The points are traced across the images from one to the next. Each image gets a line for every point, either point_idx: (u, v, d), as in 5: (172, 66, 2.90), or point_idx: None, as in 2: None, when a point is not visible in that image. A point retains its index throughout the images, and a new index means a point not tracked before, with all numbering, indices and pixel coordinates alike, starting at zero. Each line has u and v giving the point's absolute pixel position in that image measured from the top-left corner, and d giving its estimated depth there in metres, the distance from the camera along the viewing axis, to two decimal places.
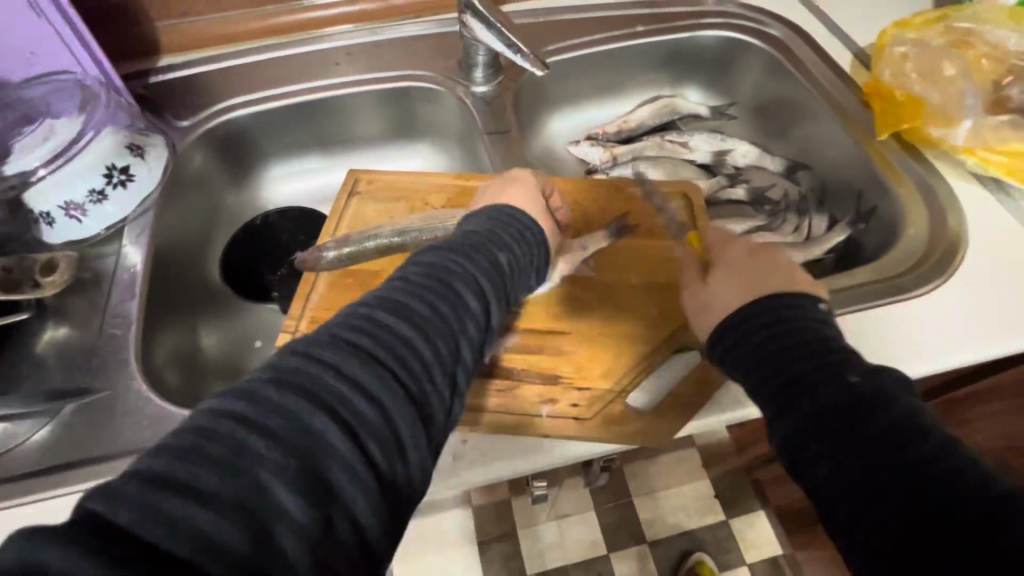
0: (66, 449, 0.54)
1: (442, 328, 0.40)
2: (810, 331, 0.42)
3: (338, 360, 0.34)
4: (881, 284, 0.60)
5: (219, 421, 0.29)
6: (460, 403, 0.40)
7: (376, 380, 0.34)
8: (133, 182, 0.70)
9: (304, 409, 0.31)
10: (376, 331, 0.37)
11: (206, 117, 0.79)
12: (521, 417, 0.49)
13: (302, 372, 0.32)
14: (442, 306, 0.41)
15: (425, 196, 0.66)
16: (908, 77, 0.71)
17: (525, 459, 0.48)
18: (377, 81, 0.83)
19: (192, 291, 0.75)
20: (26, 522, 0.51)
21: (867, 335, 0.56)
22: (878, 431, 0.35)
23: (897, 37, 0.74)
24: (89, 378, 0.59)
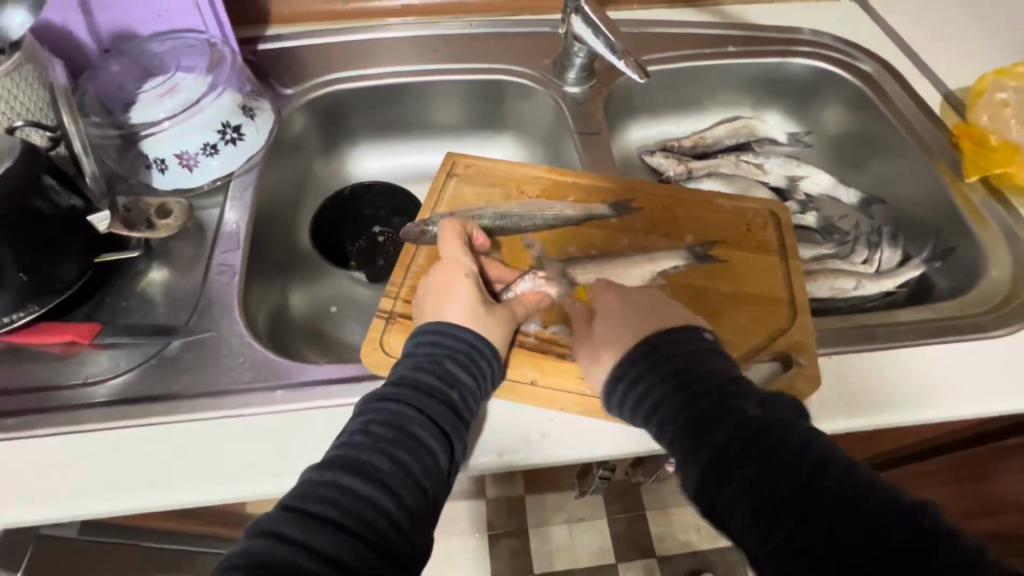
0: (171, 381, 0.58)
1: (400, 404, 0.47)
2: (705, 364, 0.48)
3: (343, 474, 0.42)
4: (963, 320, 0.61)
5: (268, 523, 0.39)
6: (435, 451, 0.46)
7: (376, 477, 0.42)
8: (243, 141, 0.73)
9: (332, 519, 0.40)
10: (361, 439, 0.44)
11: (312, 87, 0.83)
12: (611, 404, 0.52)
13: (327, 492, 0.41)
14: (396, 384, 0.48)
15: (519, 184, 0.68)
16: (1006, 122, 0.75)
17: (612, 440, 0.53)
18: (472, 72, 0.86)
19: (281, 252, 0.79)
20: (130, 443, 0.54)
21: (947, 368, 0.58)
22: (787, 464, 0.41)
23: (997, 83, 0.77)
24: (194, 318, 0.62)
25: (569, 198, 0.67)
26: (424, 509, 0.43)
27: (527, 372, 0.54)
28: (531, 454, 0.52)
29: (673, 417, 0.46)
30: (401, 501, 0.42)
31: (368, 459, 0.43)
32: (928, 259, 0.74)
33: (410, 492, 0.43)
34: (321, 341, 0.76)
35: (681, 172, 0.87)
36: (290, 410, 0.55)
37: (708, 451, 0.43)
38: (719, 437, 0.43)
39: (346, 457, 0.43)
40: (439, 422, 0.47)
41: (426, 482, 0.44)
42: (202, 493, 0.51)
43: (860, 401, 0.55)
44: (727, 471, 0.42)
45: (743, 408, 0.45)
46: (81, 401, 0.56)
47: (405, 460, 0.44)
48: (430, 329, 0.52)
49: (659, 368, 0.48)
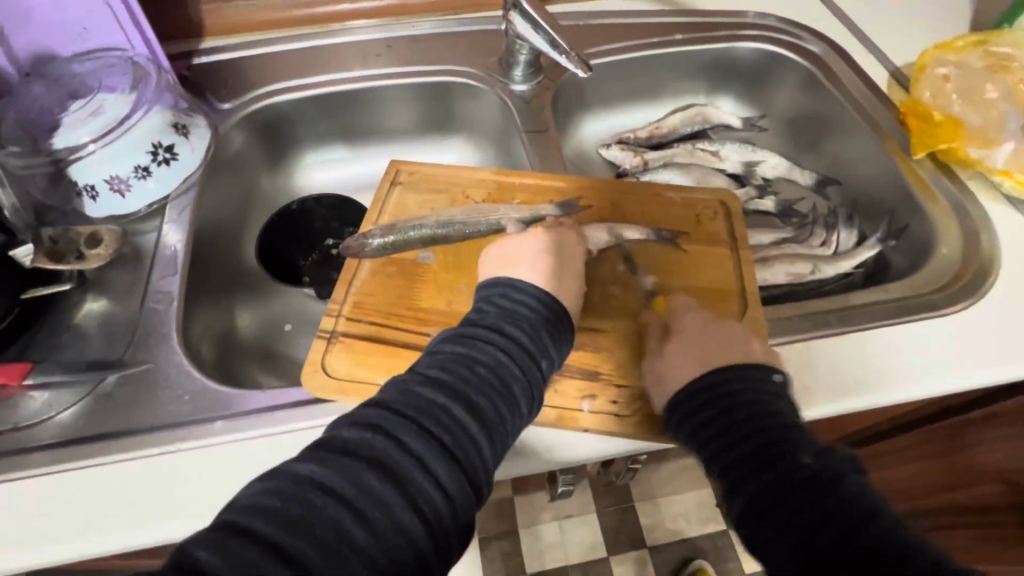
0: (108, 418, 0.55)
1: (500, 356, 0.45)
2: (759, 401, 0.45)
3: (400, 429, 0.39)
4: (914, 300, 0.60)
5: (336, 455, 0.37)
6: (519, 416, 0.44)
7: (430, 441, 0.39)
8: (177, 161, 0.70)
9: (378, 479, 0.36)
10: (460, 380, 0.43)
11: (250, 100, 0.80)
12: (561, 412, 0.51)
13: (375, 446, 0.38)
14: (494, 332, 0.47)
15: (465, 189, 0.66)
16: (948, 97, 0.74)
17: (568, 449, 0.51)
18: (417, 74, 0.84)
19: (226, 273, 0.76)
20: (64, 488, 0.51)
21: (899, 349, 0.57)
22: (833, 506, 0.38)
23: (938, 58, 0.77)
24: (131, 350, 0.60)
25: (516, 201, 0.65)
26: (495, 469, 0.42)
27: None
28: None
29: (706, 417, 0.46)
30: (482, 457, 0.41)
31: (459, 404, 0.42)
32: (882, 238, 0.73)
33: (491, 450, 0.42)
34: (274, 362, 0.73)
35: (636, 165, 0.86)
36: (231, 441, 0.53)
37: (755, 446, 0.43)
38: (760, 440, 0.43)
39: (399, 415, 0.40)
40: (498, 395, 0.44)
41: (506, 440, 0.43)
42: (141, 536, 0.48)
43: (811, 389, 0.54)
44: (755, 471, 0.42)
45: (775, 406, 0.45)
46: (13, 447, 0.54)
47: (456, 428, 0.41)
48: (490, 300, 0.50)
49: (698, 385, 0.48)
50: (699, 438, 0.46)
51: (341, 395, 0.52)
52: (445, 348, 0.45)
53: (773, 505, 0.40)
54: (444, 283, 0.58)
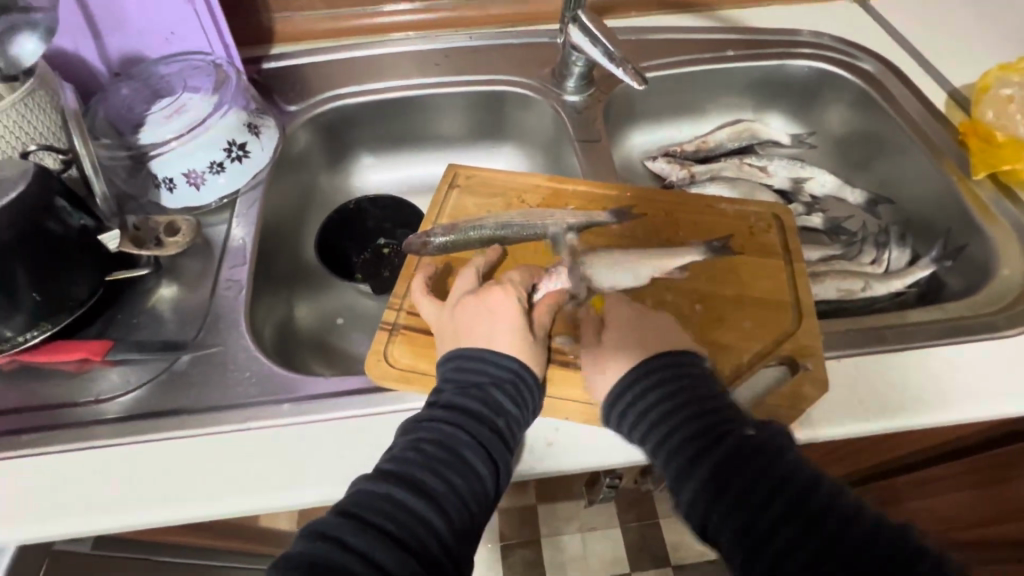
0: (179, 395, 0.59)
1: (485, 397, 0.49)
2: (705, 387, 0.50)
3: (406, 482, 0.44)
4: (974, 320, 0.60)
5: (356, 510, 0.42)
6: (512, 453, 0.49)
7: (433, 495, 0.44)
8: (249, 159, 0.74)
9: (389, 528, 0.41)
10: (451, 428, 0.47)
11: (316, 103, 0.84)
12: None
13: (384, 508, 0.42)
14: (478, 375, 0.50)
15: (520, 194, 0.68)
16: (1012, 119, 0.74)
17: (621, 449, 0.51)
18: (474, 83, 0.87)
19: (286, 267, 0.80)
20: (137, 458, 0.54)
21: (960, 370, 0.56)
22: (842, 520, 0.41)
23: (1002, 79, 0.77)
24: (202, 333, 0.63)
25: (570, 207, 0.67)
26: (493, 502, 0.47)
27: None
28: (537, 464, 0.51)
29: (667, 447, 0.47)
30: (479, 494, 0.46)
31: (454, 450, 0.46)
32: (938, 258, 0.71)
33: (487, 486, 0.46)
34: (328, 353, 0.76)
35: (683, 177, 0.87)
36: (295, 422, 0.55)
37: (737, 484, 0.44)
38: (744, 475, 0.44)
39: (403, 473, 0.44)
40: (492, 445, 0.47)
41: (501, 475, 0.47)
42: (213, 506, 0.51)
43: (861, 402, 0.54)
44: (729, 466, 0.45)
45: (741, 433, 0.46)
46: (92, 418, 0.57)
47: (456, 485, 0.45)
48: (476, 351, 0.51)
49: (637, 396, 0.50)
50: (661, 420, 0.48)
51: (400, 384, 0.55)
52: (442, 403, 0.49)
53: (767, 547, 0.41)
54: None
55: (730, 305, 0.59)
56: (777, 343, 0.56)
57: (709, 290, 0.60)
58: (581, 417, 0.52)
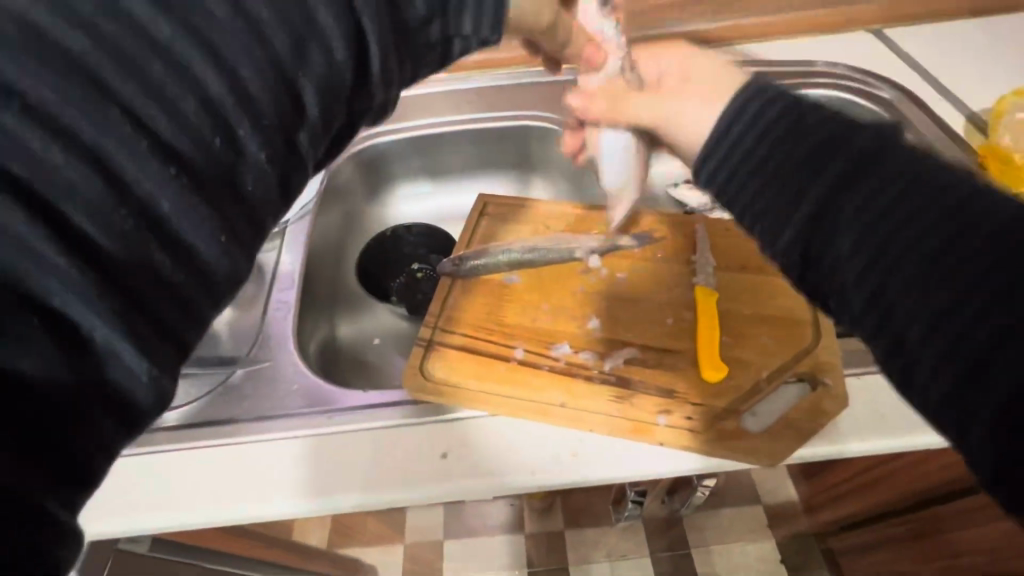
0: (231, 406, 0.64)
1: (252, 43, 0.33)
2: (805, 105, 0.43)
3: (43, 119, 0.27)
4: None
5: None
6: (315, 53, 0.35)
7: (99, 286, 0.28)
8: (298, 190, 0.82)
9: None
10: (201, 36, 0.31)
11: (358, 140, 0.91)
12: (637, 424, 0.53)
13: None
14: (279, 22, 0.34)
15: (547, 221, 0.73)
16: None
17: (643, 460, 0.53)
18: (503, 119, 0.93)
19: (326, 290, 0.86)
20: (191, 463, 0.58)
21: None
22: (908, 174, 0.36)
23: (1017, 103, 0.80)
24: (254, 349, 0.69)
25: (593, 232, 0.71)
26: (318, 90, 0.36)
27: (555, 395, 0.56)
28: (562, 474, 0.53)
29: (776, 163, 0.41)
30: (259, 64, 0.33)
31: (182, 62, 0.31)
32: None
33: (281, 74, 0.34)
34: (365, 370, 0.81)
35: (704, 204, 0.91)
36: (333, 433, 0.58)
37: (835, 168, 0.38)
38: (813, 158, 0.40)
39: (101, 50, 0.29)
40: (301, 71, 0.35)
41: (328, 71, 0.36)
42: (258, 507, 0.55)
43: (889, 420, 0.54)
44: (802, 198, 0.39)
45: (793, 144, 0.41)
46: (148, 424, 0.61)
47: (184, 128, 0.31)
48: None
49: (762, 111, 0.44)
50: (756, 203, 0.42)
51: (436, 397, 0.57)
52: (57, 79, 0.28)
53: (876, 256, 0.35)
54: (530, 303, 0.64)
55: (751, 324, 0.61)
56: (795, 359, 0.58)
57: (728, 308, 0.62)
58: (606, 429, 0.54)
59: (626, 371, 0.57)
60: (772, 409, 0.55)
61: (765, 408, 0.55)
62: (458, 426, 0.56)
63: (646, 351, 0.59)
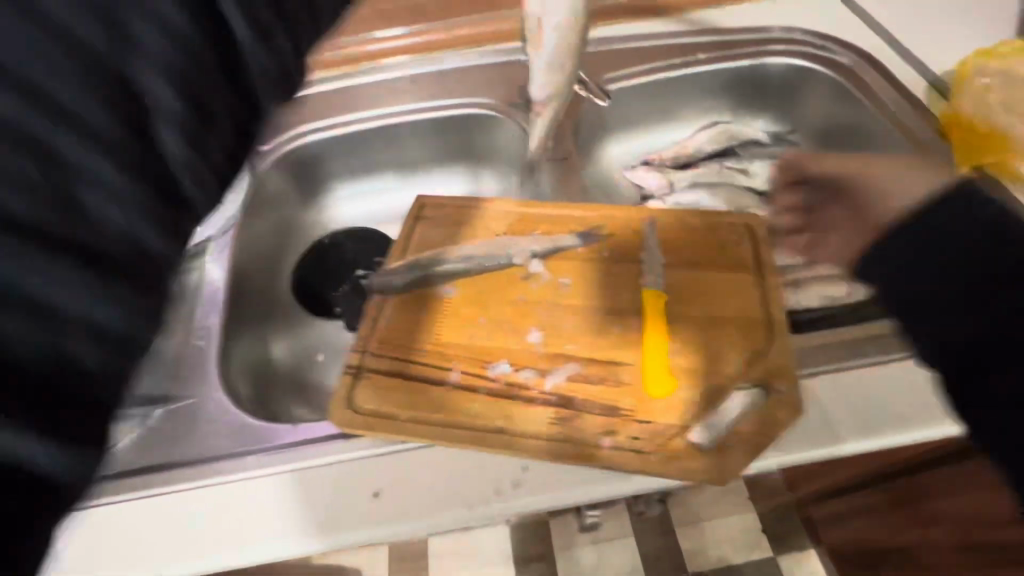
0: (153, 450, 0.57)
1: None
2: None
3: None
4: None
5: None
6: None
7: None
8: (217, 202, 0.74)
9: None
10: None
11: (286, 140, 0.84)
12: (579, 449, 0.49)
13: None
14: None
15: (484, 221, 0.68)
16: (993, 106, 0.72)
17: (592, 487, 0.50)
18: (443, 108, 0.86)
19: (261, 306, 0.80)
20: (107, 520, 0.52)
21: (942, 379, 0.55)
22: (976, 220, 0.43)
23: (978, 65, 0.74)
24: (176, 384, 0.63)
25: (537, 231, 0.66)
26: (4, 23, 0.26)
27: (494, 418, 0.51)
28: (505, 504, 0.50)
29: None
30: None
31: None
32: None
33: None
34: (305, 391, 0.76)
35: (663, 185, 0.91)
36: (262, 477, 0.53)
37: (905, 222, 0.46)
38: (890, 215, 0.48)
39: None
40: None
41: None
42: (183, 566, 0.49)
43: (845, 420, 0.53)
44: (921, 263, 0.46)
45: None
46: None
47: None
48: None
49: None
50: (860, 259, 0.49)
51: (366, 430, 0.52)
52: None
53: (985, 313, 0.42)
54: (467, 317, 0.59)
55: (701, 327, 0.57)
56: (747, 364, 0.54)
57: (680, 311, 0.58)
58: (545, 455, 0.50)
59: (570, 390, 0.53)
60: (723, 421, 0.52)
61: (717, 418, 0.51)
62: (390, 460, 0.52)
63: (589, 364, 0.55)
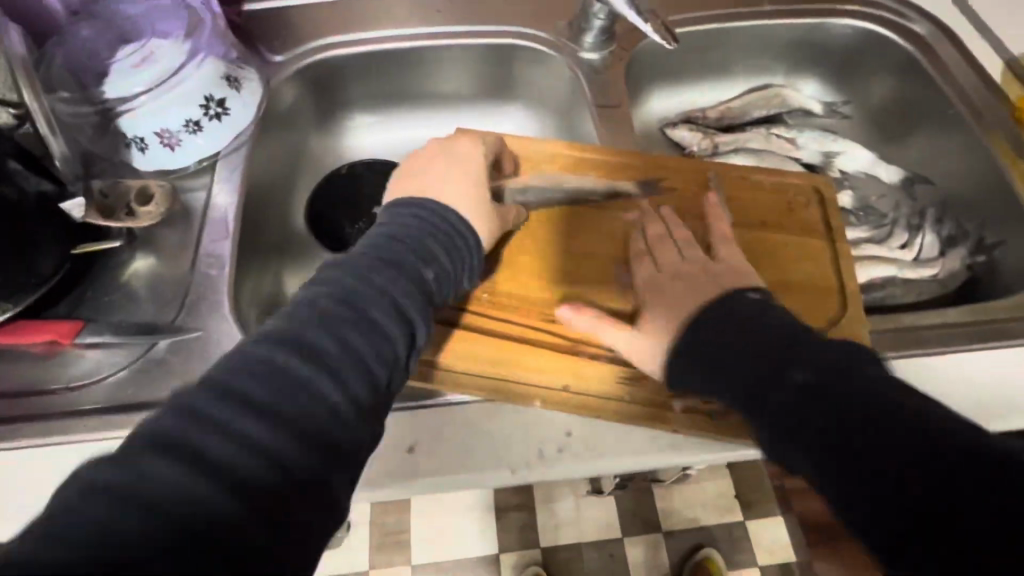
0: (156, 385, 0.54)
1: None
2: None
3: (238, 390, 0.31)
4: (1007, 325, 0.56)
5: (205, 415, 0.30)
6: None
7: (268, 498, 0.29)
8: (228, 116, 0.67)
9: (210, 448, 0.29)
10: None
11: (300, 55, 0.75)
12: (651, 410, 0.50)
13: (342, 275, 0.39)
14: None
15: (537, 163, 0.62)
16: None
17: (657, 453, 0.49)
18: (483, 33, 0.78)
19: (275, 238, 0.73)
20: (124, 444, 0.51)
21: (990, 395, 0.52)
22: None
23: None
24: (182, 315, 0.58)
25: (590, 178, 0.61)
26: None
27: (558, 377, 0.51)
28: (550, 469, 0.48)
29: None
30: None
31: None
32: (969, 254, 0.71)
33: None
34: None
35: (706, 147, 0.81)
36: None
37: None
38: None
39: None
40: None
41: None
42: None
43: (942, 396, 0.52)
44: None
45: None
46: (67, 408, 0.53)
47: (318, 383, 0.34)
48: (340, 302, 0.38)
49: None
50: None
51: (414, 380, 0.51)
52: None
53: None
54: (525, 266, 0.56)
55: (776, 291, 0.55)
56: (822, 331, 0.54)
57: (750, 274, 0.56)
58: (596, 412, 0.50)
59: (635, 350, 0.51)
60: None
61: None
62: (435, 412, 0.50)
63: None
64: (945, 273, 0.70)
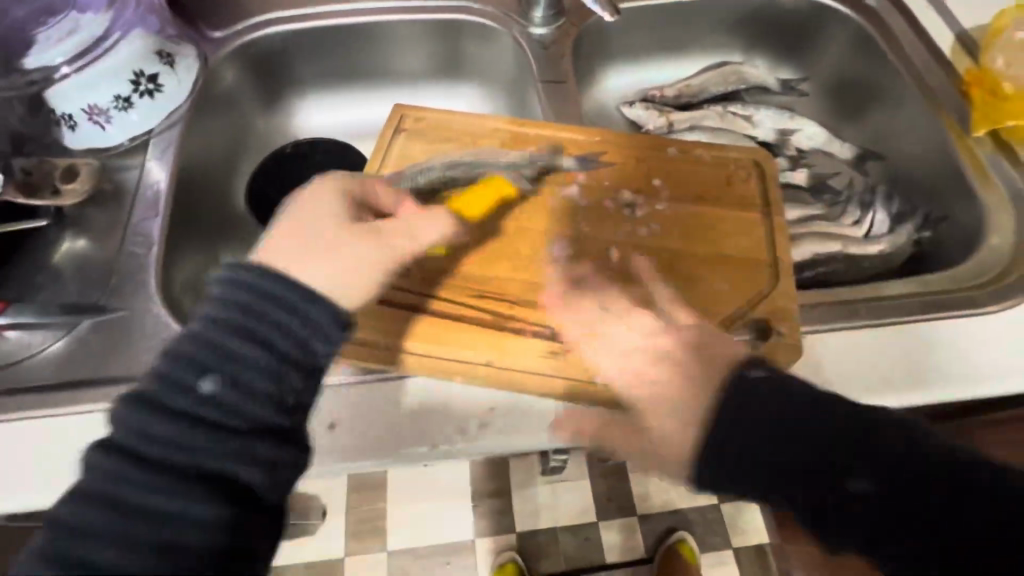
0: (79, 365, 0.53)
1: None
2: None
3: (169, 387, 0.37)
4: (931, 298, 0.56)
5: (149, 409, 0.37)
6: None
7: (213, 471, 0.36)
8: (161, 93, 0.66)
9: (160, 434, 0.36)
10: None
11: (241, 31, 0.73)
12: (574, 385, 0.49)
13: (233, 314, 0.40)
14: None
15: (475, 138, 0.61)
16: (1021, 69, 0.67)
17: None
18: (429, 8, 0.76)
19: (215, 219, 0.71)
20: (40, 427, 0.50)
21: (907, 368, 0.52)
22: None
23: (1017, 20, 0.70)
24: (106, 295, 0.57)
25: (528, 154, 0.60)
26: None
27: (483, 353, 0.50)
28: (473, 445, 0.48)
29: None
30: None
31: None
32: (918, 228, 0.69)
33: None
34: None
35: (661, 125, 0.80)
36: None
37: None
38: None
39: None
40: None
41: None
42: None
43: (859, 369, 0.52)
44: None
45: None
46: None
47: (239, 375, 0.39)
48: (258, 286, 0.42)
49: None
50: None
51: (339, 356, 0.50)
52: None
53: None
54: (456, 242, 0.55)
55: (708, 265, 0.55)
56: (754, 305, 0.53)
57: (683, 248, 0.56)
58: (522, 388, 0.49)
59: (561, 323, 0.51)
60: None
61: None
62: (363, 389, 0.50)
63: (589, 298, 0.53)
64: (892, 249, 0.69)
